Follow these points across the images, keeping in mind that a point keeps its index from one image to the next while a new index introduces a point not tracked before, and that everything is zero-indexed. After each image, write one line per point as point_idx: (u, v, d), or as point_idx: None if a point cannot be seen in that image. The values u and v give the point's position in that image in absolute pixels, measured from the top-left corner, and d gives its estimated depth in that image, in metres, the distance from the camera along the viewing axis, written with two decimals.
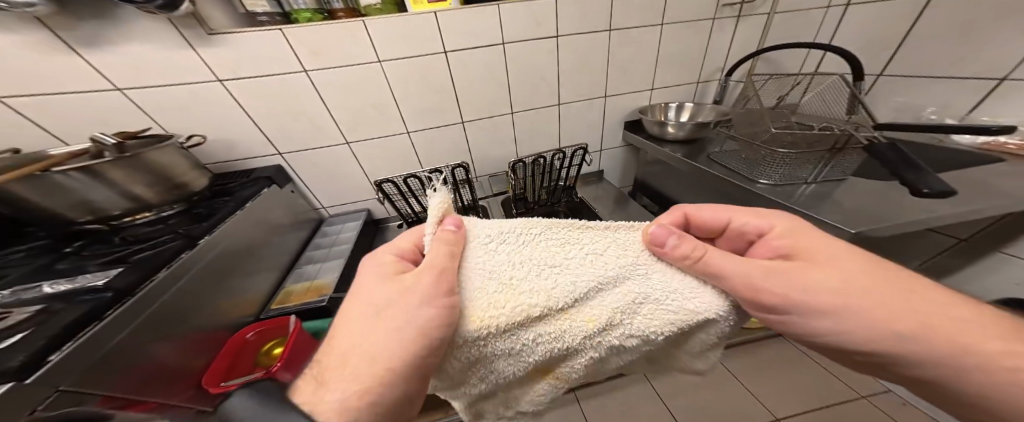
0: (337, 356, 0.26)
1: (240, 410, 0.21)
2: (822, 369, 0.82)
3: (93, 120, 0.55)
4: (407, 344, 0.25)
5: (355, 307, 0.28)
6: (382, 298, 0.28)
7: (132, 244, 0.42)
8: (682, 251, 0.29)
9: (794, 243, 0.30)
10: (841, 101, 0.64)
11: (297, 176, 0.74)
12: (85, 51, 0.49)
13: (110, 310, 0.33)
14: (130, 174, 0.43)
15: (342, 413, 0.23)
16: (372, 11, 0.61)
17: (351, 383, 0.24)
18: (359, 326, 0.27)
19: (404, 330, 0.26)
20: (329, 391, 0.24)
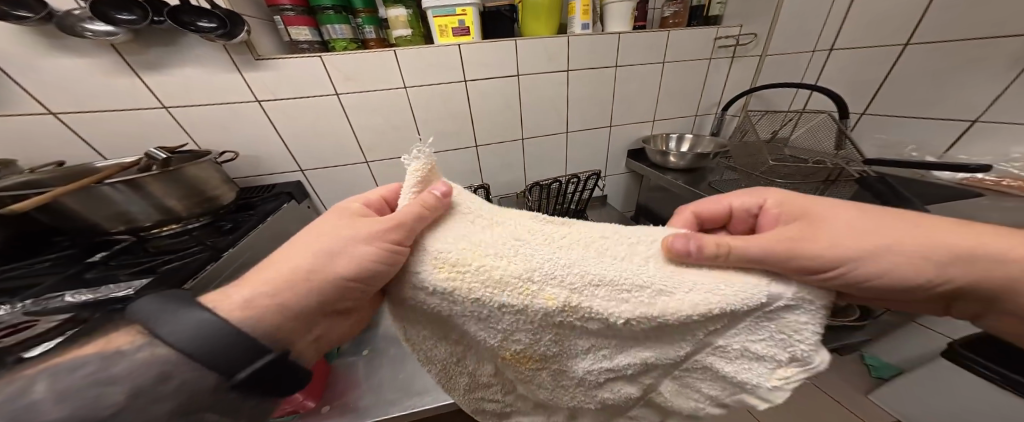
0: (269, 264, 0.25)
1: (142, 308, 0.19)
2: (831, 400, 0.79)
3: (133, 135, 0.57)
4: (336, 271, 0.25)
5: (304, 233, 0.27)
6: (333, 231, 0.27)
7: (159, 256, 0.43)
8: (710, 254, 0.25)
9: (790, 209, 0.28)
10: (830, 137, 0.69)
11: (314, 191, 0.76)
12: (144, 73, 0.53)
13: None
14: (169, 187, 0.44)
15: (243, 312, 0.22)
16: (402, 42, 0.67)
17: (266, 288, 0.23)
18: (299, 248, 0.26)
19: (337, 258, 0.26)
20: (238, 291, 0.23)
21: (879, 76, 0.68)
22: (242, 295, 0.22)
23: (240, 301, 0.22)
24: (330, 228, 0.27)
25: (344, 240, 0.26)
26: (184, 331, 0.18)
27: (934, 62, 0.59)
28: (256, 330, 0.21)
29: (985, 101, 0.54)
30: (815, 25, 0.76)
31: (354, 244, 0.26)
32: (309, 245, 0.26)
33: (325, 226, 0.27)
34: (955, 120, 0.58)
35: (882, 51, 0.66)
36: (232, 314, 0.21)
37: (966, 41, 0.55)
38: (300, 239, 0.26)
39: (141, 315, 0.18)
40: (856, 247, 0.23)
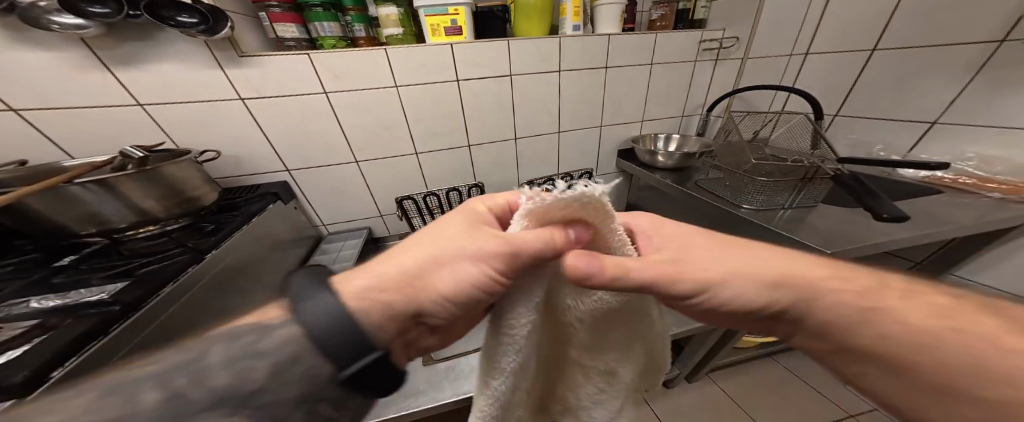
0: (394, 257, 0.27)
1: (297, 284, 0.21)
2: (811, 389, 0.83)
3: (104, 133, 0.54)
4: (450, 282, 0.26)
5: (429, 237, 0.28)
6: (453, 240, 0.27)
7: (135, 258, 0.40)
8: (609, 274, 0.23)
9: (665, 240, 0.29)
10: (806, 137, 0.73)
11: (301, 192, 0.73)
12: (116, 68, 0.50)
13: (113, 327, 0.31)
14: (145, 188, 0.42)
15: (359, 299, 0.22)
16: (393, 41, 0.66)
17: (379, 283, 0.24)
18: (419, 251, 0.27)
19: (450, 273, 0.26)
20: (357, 278, 0.23)
21: (850, 79, 0.73)
22: (366, 286, 0.23)
23: (362, 290, 0.23)
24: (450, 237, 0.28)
25: (456, 252, 0.26)
26: (318, 313, 0.20)
27: (898, 66, 0.64)
28: (374, 324, 0.21)
29: (943, 103, 0.59)
30: (792, 31, 0.80)
31: (472, 254, 0.26)
32: (432, 252, 0.27)
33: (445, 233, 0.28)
34: (915, 122, 0.63)
35: (852, 56, 0.71)
36: (353, 301, 0.22)
37: (924, 48, 0.59)
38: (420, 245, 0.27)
39: (291, 289, 0.21)
40: (720, 266, 0.26)
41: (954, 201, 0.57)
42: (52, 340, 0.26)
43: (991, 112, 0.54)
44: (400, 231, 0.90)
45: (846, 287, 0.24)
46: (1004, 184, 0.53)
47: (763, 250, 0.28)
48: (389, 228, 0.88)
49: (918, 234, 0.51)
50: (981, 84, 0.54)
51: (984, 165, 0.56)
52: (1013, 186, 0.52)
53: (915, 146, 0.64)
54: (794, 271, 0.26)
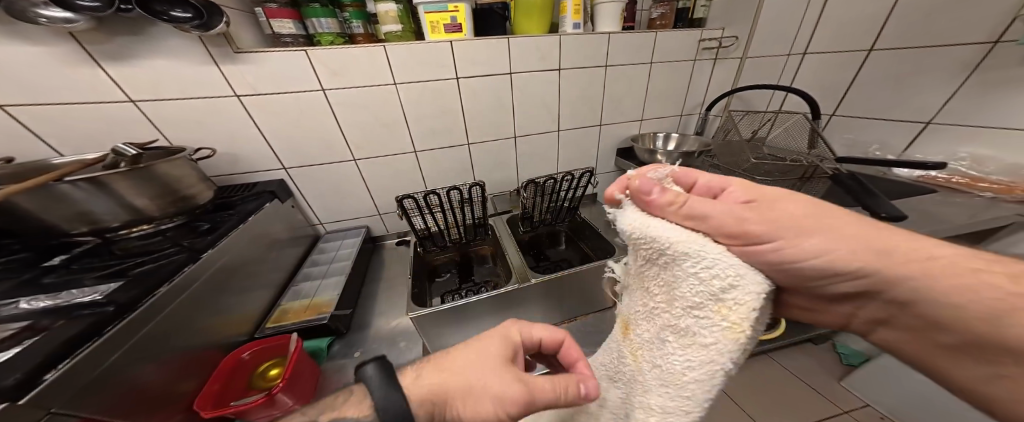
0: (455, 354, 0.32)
1: (369, 373, 0.26)
2: (806, 386, 0.83)
3: (94, 130, 0.53)
4: (481, 407, 0.28)
5: (482, 348, 0.33)
6: (490, 374, 0.30)
7: (129, 258, 0.40)
8: (667, 200, 0.27)
9: (754, 193, 0.30)
10: (804, 136, 0.73)
11: (298, 190, 0.72)
12: (107, 64, 0.49)
13: (109, 327, 0.30)
14: (140, 186, 0.41)
15: (416, 397, 0.27)
16: (392, 38, 0.65)
17: (435, 384, 0.28)
18: (474, 362, 0.31)
19: (485, 391, 0.29)
20: (422, 378, 0.29)
21: (846, 79, 0.73)
22: (421, 389, 0.27)
23: (423, 380, 0.28)
24: (490, 361, 0.31)
25: (496, 391, 0.29)
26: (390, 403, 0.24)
27: (894, 67, 0.64)
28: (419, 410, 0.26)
29: (937, 103, 0.59)
30: (790, 31, 0.81)
31: (512, 386, 0.29)
32: (473, 372, 0.30)
33: (486, 360, 0.31)
34: (910, 122, 0.64)
35: (849, 56, 0.71)
36: (415, 395, 0.27)
37: (920, 48, 0.60)
38: (462, 360, 0.31)
39: (368, 378, 0.26)
40: (791, 226, 0.27)
41: None
42: (44, 341, 0.26)
43: (982, 114, 0.55)
44: (399, 230, 0.89)
45: (914, 255, 0.25)
46: (997, 184, 0.52)
47: (834, 223, 0.28)
48: (388, 226, 0.87)
49: None
50: (973, 85, 0.55)
51: (976, 165, 0.56)
52: (1002, 186, 0.51)
53: (910, 145, 0.65)
54: (887, 239, 0.26)
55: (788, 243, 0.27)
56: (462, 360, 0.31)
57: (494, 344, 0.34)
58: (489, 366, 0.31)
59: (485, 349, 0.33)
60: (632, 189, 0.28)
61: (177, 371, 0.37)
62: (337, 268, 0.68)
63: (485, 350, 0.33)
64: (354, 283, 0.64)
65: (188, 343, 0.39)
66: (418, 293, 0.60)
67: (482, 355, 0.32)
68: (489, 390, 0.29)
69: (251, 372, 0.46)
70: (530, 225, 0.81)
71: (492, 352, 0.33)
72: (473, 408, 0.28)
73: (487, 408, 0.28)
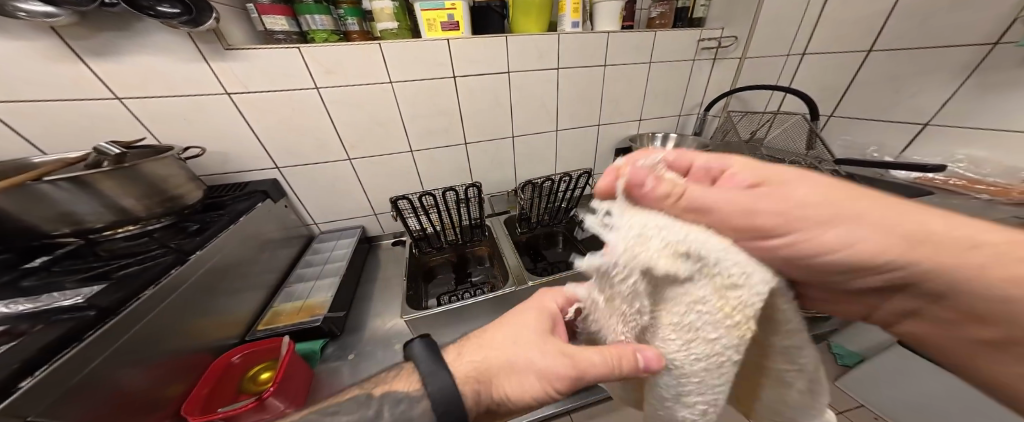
0: (490, 334, 0.31)
1: (418, 352, 0.28)
2: None
3: (79, 127, 0.51)
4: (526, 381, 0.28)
5: (518, 324, 0.32)
6: (535, 350, 0.29)
7: (114, 260, 0.39)
8: (662, 192, 0.25)
9: (760, 175, 0.28)
10: (802, 137, 0.73)
11: (292, 190, 0.71)
12: (91, 60, 0.48)
13: (92, 330, 0.29)
14: (126, 185, 0.40)
15: (464, 379, 0.27)
16: (388, 35, 0.64)
17: (478, 364, 0.29)
18: (512, 339, 0.30)
19: (529, 367, 0.28)
20: (464, 359, 0.29)
21: (845, 79, 0.73)
22: (467, 367, 0.28)
23: (466, 359, 0.29)
24: (536, 338, 0.30)
25: (539, 362, 0.28)
26: (437, 384, 0.25)
27: (893, 68, 0.64)
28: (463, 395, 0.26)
29: (935, 105, 0.59)
30: (789, 31, 0.80)
31: (555, 363, 0.28)
32: (519, 348, 0.29)
33: (534, 335, 0.30)
34: (908, 123, 0.64)
35: (848, 57, 0.71)
36: (461, 378, 0.27)
37: (919, 49, 0.60)
38: (509, 335, 0.31)
39: (417, 356, 0.27)
40: (808, 221, 0.25)
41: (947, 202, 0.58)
42: (22, 347, 0.25)
43: (978, 115, 0.55)
44: (395, 230, 0.88)
45: (955, 246, 0.22)
46: (992, 186, 0.52)
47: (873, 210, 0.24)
48: (384, 226, 0.86)
49: None
50: (972, 86, 0.54)
51: (973, 167, 0.56)
52: (999, 188, 0.51)
53: (908, 147, 0.65)
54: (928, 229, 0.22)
55: (808, 236, 0.24)
56: (507, 335, 0.31)
57: (541, 320, 0.32)
58: (535, 341, 0.30)
59: (532, 324, 0.31)
60: (627, 180, 0.27)
61: (164, 375, 0.37)
62: (331, 269, 0.67)
63: (531, 325, 0.31)
64: (348, 284, 0.63)
65: (176, 346, 0.39)
66: (413, 295, 0.59)
67: (527, 331, 0.31)
68: (534, 366, 0.28)
69: (241, 375, 0.45)
70: (528, 226, 0.80)
71: (539, 326, 0.31)
72: (517, 383, 0.28)
73: (530, 384, 0.28)
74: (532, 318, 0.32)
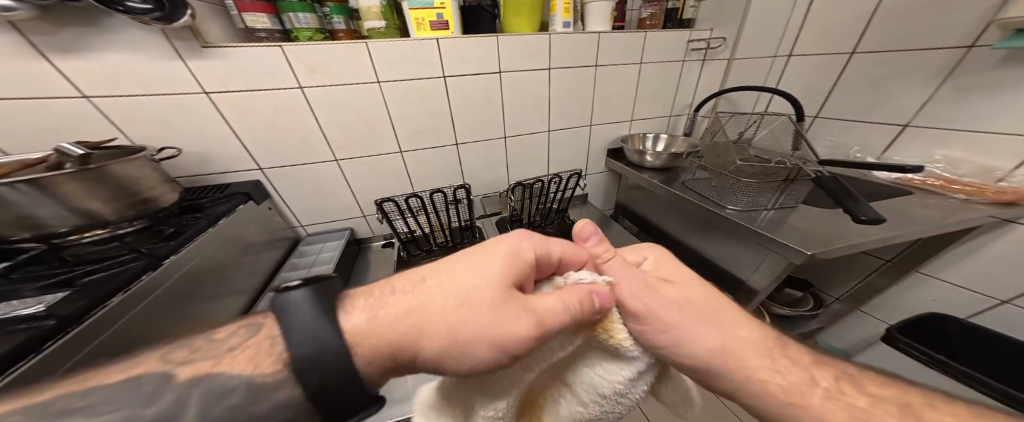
0: (418, 296, 0.27)
1: (297, 306, 0.22)
2: None
3: (43, 127, 0.49)
4: (459, 349, 0.25)
5: (457, 280, 0.27)
6: (483, 310, 0.26)
7: (80, 266, 0.37)
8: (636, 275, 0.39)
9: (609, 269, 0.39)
10: (787, 138, 0.74)
11: (275, 192, 0.69)
12: (55, 57, 0.45)
13: (51, 341, 0.28)
14: (93, 188, 0.38)
15: (375, 355, 0.24)
16: (375, 34, 0.63)
17: (396, 332, 0.25)
18: (446, 299, 0.26)
19: (468, 330, 0.25)
20: (379, 325, 0.25)
21: (830, 81, 0.74)
22: (381, 345, 0.24)
23: (381, 324, 0.25)
24: (482, 297, 0.26)
25: (479, 328, 0.25)
26: (308, 351, 0.21)
27: (874, 70, 0.66)
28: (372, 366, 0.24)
29: (914, 107, 0.62)
30: (775, 33, 0.81)
31: (514, 323, 0.25)
32: (458, 311, 0.26)
33: (481, 292, 0.27)
34: (889, 124, 0.66)
35: (833, 59, 0.72)
36: (367, 352, 0.24)
37: (900, 52, 0.61)
38: (447, 296, 0.26)
39: (287, 307, 0.22)
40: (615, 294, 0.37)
41: (925, 202, 0.59)
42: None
43: (952, 118, 0.58)
44: (384, 231, 0.87)
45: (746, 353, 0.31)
46: (968, 186, 0.56)
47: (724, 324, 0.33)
48: (373, 228, 0.85)
49: (890, 235, 0.52)
50: (948, 89, 0.57)
51: (950, 167, 0.60)
52: (973, 187, 0.56)
53: (889, 147, 0.67)
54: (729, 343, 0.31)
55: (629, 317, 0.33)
56: (441, 300, 0.26)
57: (486, 274, 0.28)
58: (481, 300, 0.26)
59: (475, 280, 0.27)
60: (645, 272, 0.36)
61: None
62: (316, 273, 0.65)
63: (476, 281, 0.27)
64: None
65: (149, 354, 0.37)
66: None
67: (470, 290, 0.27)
68: (481, 326, 0.25)
69: None
70: (520, 227, 0.80)
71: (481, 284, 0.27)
72: (460, 355, 0.25)
73: (480, 350, 0.25)
74: (473, 274, 0.28)
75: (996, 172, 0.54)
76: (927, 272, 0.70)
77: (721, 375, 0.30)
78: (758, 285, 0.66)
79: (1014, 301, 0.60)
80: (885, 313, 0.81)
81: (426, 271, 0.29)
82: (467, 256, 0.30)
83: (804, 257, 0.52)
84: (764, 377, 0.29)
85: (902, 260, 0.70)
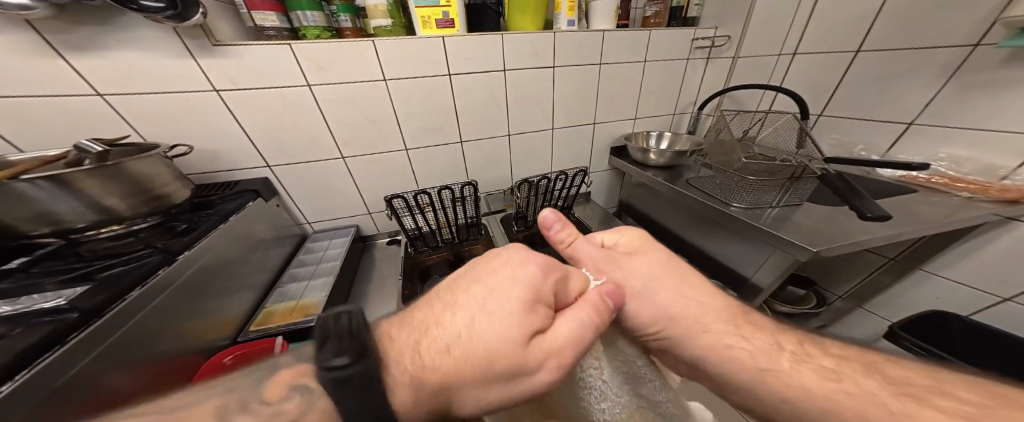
0: (446, 332, 0.25)
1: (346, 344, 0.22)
2: None
3: (57, 124, 0.50)
4: (498, 387, 0.24)
5: (486, 312, 0.25)
6: (506, 370, 0.24)
7: (98, 261, 0.38)
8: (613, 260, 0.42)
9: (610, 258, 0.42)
10: (792, 136, 0.74)
11: (283, 189, 0.70)
12: (70, 55, 0.46)
13: (76, 332, 0.29)
14: (108, 185, 0.39)
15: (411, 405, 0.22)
16: (381, 33, 0.63)
17: (431, 378, 0.23)
18: (478, 335, 0.24)
19: (505, 368, 0.24)
20: (411, 370, 0.23)
21: (834, 79, 0.74)
22: (414, 399, 0.23)
23: (415, 372, 0.23)
24: (503, 358, 0.24)
25: (518, 364, 0.24)
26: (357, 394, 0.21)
27: (880, 68, 0.66)
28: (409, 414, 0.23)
29: (920, 105, 0.62)
30: (781, 31, 0.81)
31: (541, 372, 0.24)
32: (478, 373, 0.24)
33: (499, 354, 0.24)
34: (894, 122, 0.66)
35: (838, 57, 0.72)
36: (405, 403, 0.22)
37: (905, 50, 0.62)
38: (462, 363, 0.24)
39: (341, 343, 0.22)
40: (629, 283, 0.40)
41: (929, 200, 0.60)
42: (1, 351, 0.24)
43: (957, 116, 0.58)
44: (390, 229, 0.87)
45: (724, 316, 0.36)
46: (973, 184, 0.56)
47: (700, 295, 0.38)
48: (379, 226, 0.86)
49: (895, 232, 0.53)
50: (954, 87, 0.57)
51: (954, 165, 0.60)
52: (977, 186, 0.56)
53: (894, 145, 0.67)
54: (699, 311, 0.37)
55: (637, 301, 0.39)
56: (456, 369, 0.23)
57: (512, 307, 0.26)
58: (502, 362, 0.24)
59: (491, 340, 0.24)
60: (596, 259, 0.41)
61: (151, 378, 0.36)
62: (325, 269, 0.66)
63: (492, 340, 0.24)
64: (342, 283, 0.63)
65: (166, 347, 0.38)
66: (409, 294, 0.59)
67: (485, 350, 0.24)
68: (507, 383, 0.24)
69: None
70: (524, 224, 0.80)
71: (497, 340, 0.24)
72: (498, 394, 0.24)
73: (517, 389, 0.24)
74: (485, 331, 0.24)
75: (999, 170, 0.55)
76: (930, 270, 0.70)
77: (683, 341, 0.37)
78: (763, 281, 0.66)
79: (1016, 298, 0.60)
80: (887, 311, 0.81)
81: (447, 303, 0.27)
82: (472, 306, 0.26)
83: (809, 254, 0.53)
84: (732, 344, 0.34)
85: (905, 257, 0.70)
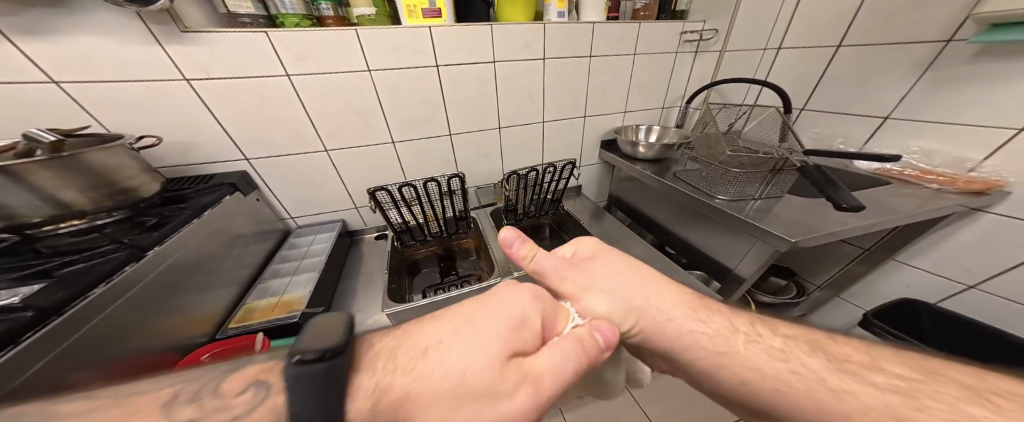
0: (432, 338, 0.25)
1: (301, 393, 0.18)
2: None
3: (7, 114, 0.46)
4: (454, 402, 0.21)
5: (469, 325, 0.26)
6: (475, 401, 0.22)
7: (57, 257, 0.36)
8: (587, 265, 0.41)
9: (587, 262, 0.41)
10: (776, 129, 0.76)
11: (263, 182, 0.68)
12: (19, 39, 0.43)
13: (32, 331, 0.28)
14: (65, 177, 0.37)
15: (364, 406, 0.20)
16: (364, 21, 0.61)
17: (402, 377, 0.22)
18: (455, 346, 0.24)
19: (463, 376, 0.22)
20: (383, 378, 0.22)
21: (817, 73, 0.76)
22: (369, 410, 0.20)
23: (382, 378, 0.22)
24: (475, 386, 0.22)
25: (479, 371, 0.23)
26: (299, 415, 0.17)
27: (859, 63, 0.68)
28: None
29: (896, 99, 0.64)
30: (766, 26, 0.83)
31: (519, 400, 0.22)
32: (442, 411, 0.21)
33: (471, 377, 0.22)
34: (871, 116, 0.68)
35: (820, 52, 0.74)
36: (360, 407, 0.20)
37: (883, 45, 0.63)
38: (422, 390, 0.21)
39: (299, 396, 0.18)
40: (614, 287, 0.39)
41: (901, 191, 0.62)
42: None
43: (929, 110, 0.60)
44: (378, 223, 0.86)
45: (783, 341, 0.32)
46: (940, 176, 0.59)
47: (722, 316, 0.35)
48: (366, 220, 0.84)
49: (868, 223, 0.55)
50: (927, 82, 0.59)
51: (925, 158, 0.63)
52: (946, 177, 0.58)
53: (870, 138, 0.69)
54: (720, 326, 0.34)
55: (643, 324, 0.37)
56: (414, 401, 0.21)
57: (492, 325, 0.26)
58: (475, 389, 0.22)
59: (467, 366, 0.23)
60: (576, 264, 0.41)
61: (121, 378, 0.35)
62: (308, 265, 0.65)
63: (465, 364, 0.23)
64: (327, 278, 0.61)
65: (136, 346, 0.37)
66: (396, 288, 0.58)
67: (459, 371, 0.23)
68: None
69: None
70: (514, 218, 0.80)
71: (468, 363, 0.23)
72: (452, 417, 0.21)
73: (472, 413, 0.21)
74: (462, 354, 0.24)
75: (966, 163, 0.58)
76: (902, 259, 0.74)
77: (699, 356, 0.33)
78: (745, 272, 0.68)
79: (980, 285, 0.63)
80: (861, 299, 0.85)
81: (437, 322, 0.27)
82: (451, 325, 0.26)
83: (788, 245, 0.55)
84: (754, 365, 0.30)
85: (879, 248, 0.73)
